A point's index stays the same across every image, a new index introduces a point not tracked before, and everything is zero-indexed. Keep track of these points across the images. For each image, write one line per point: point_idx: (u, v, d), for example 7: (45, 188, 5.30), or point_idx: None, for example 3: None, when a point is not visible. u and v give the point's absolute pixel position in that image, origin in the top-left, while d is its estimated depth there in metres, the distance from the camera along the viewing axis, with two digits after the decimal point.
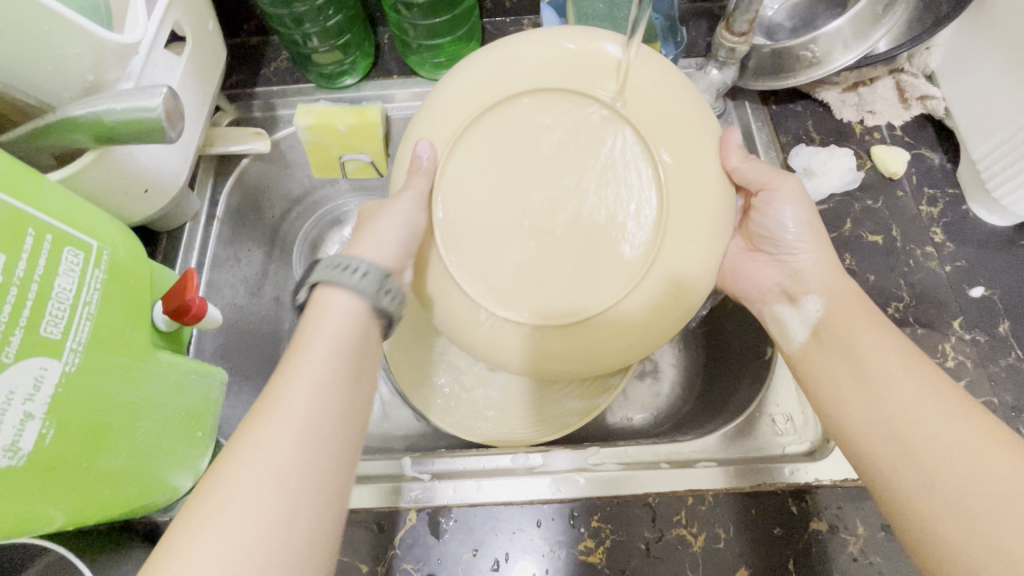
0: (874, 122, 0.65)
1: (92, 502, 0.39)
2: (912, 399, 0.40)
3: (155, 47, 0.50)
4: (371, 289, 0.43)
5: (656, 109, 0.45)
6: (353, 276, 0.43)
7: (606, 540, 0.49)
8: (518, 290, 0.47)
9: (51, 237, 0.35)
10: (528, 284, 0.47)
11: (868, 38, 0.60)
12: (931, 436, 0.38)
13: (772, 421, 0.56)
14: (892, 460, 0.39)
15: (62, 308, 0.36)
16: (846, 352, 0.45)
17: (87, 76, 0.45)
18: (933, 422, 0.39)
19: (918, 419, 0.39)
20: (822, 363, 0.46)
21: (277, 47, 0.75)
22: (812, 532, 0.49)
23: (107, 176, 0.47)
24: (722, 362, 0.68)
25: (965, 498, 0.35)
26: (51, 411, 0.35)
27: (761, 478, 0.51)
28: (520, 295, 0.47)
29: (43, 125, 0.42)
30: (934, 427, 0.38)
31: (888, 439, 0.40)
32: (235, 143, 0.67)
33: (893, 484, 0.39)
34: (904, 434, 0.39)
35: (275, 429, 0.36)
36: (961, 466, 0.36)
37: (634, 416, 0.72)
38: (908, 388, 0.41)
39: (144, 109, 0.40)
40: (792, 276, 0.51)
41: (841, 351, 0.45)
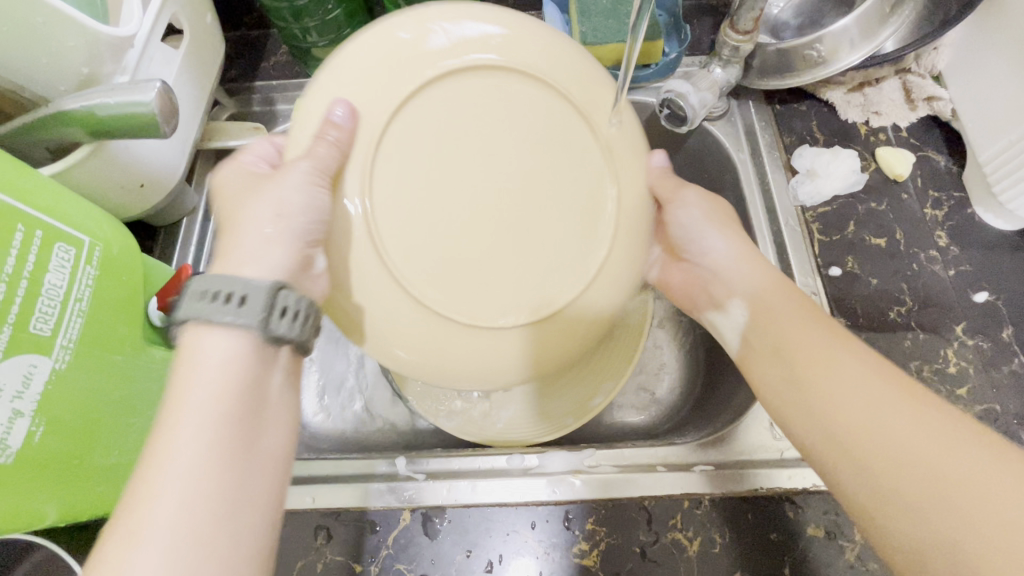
0: (880, 123, 0.64)
1: (84, 498, 0.39)
2: (854, 392, 0.38)
3: (151, 40, 0.50)
4: (256, 312, 0.34)
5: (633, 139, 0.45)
6: (222, 302, 0.34)
7: (601, 543, 0.49)
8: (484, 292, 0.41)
9: (42, 232, 0.35)
10: (490, 286, 0.41)
11: (876, 37, 0.59)
12: (877, 431, 0.36)
13: (771, 425, 0.55)
14: (842, 466, 0.37)
15: (53, 305, 0.35)
16: (777, 352, 0.43)
17: (82, 69, 0.44)
18: (871, 417, 0.37)
19: (860, 417, 0.37)
20: (759, 365, 0.44)
21: (276, 41, 0.74)
22: (809, 538, 0.49)
23: (102, 170, 0.47)
24: (721, 363, 0.67)
25: (922, 490, 0.33)
26: (41, 408, 0.35)
27: (758, 482, 0.51)
28: (485, 298, 0.41)
29: (36, 119, 0.42)
30: (874, 421, 0.36)
31: (834, 445, 0.38)
32: (233, 137, 0.67)
33: (844, 490, 0.37)
34: (850, 435, 0.37)
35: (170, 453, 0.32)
36: (911, 459, 0.34)
37: (632, 416, 0.71)
38: (850, 380, 0.38)
39: (137, 103, 0.39)
40: (715, 278, 0.50)
41: (773, 352, 0.43)
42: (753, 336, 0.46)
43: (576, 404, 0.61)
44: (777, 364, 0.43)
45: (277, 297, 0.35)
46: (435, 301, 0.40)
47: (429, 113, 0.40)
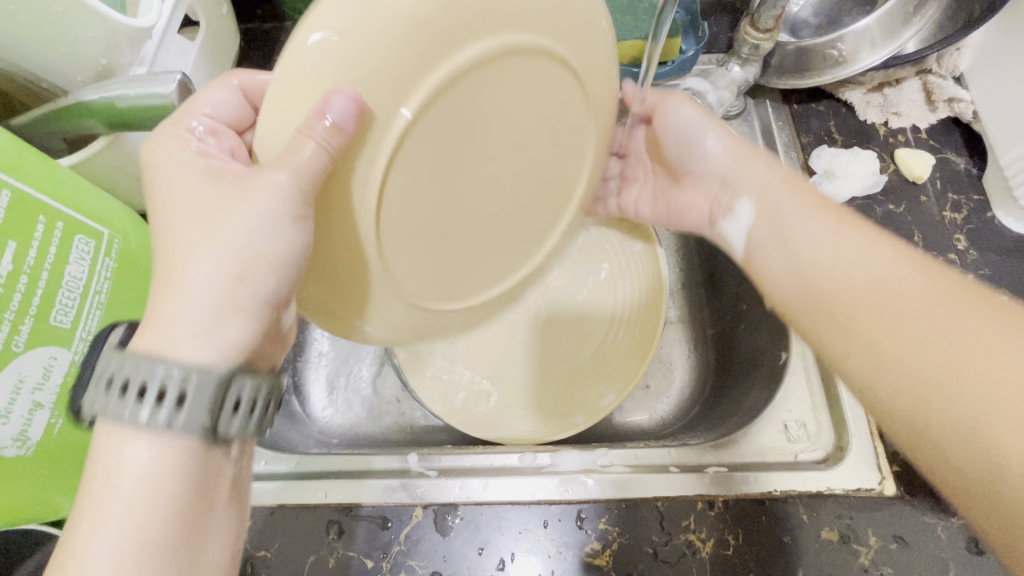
0: (899, 124, 0.63)
1: None
2: (855, 270, 0.39)
3: (168, 32, 0.49)
4: (192, 408, 0.32)
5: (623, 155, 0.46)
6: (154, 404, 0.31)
7: (613, 543, 0.49)
8: (464, 281, 0.40)
9: (62, 224, 0.35)
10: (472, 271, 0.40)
11: (898, 38, 0.59)
12: (876, 308, 0.37)
13: (785, 428, 0.55)
14: (840, 345, 0.38)
15: (72, 297, 0.35)
16: (778, 235, 0.44)
17: (100, 60, 0.44)
18: (873, 294, 0.37)
19: (860, 296, 0.38)
20: (766, 262, 0.45)
21: (290, 34, 0.74)
22: (823, 541, 0.48)
23: (118, 162, 0.46)
24: (733, 364, 0.67)
25: (927, 363, 0.33)
26: (62, 400, 0.35)
27: (772, 485, 0.50)
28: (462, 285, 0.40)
29: (55, 110, 0.42)
30: (876, 300, 0.37)
31: (830, 322, 0.39)
32: None
33: (845, 367, 0.38)
34: (845, 317, 0.38)
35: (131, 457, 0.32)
36: (916, 328, 0.34)
37: (642, 416, 0.71)
38: (862, 265, 0.39)
39: (157, 94, 0.39)
40: (722, 181, 0.50)
41: (779, 241, 0.44)
42: (758, 229, 0.46)
43: (582, 403, 0.62)
44: (786, 260, 0.43)
45: (227, 390, 0.33)
46: (419, 297, 0.37)
47: (452, 114, 0.30)
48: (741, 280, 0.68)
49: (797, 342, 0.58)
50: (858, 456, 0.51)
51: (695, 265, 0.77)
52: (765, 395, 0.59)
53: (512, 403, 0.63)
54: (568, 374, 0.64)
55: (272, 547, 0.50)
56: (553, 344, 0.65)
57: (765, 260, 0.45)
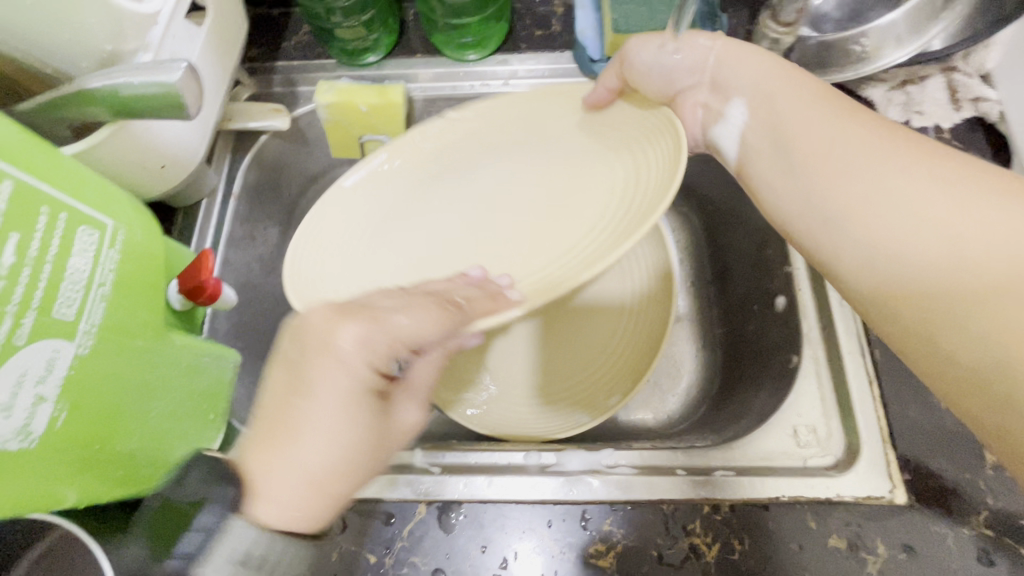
0: (921, 123, 0.60)
1: (101, 482, 0.39)
2: (843, 166, 0.44)
3: (175, 17, 0.48)
4: None
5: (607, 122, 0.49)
6: None
7: (617, 545, 0.49)
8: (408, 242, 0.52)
9: (65, 215, 0.34)
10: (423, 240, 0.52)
11: (923, 35, 0.58)
12: (877, 208, 0.41)
13: (794, 432, 0.54)
14: (835, 245, 0.44)
15: (75, 289, 0.35)
16: (777, 143, 0.48)
17: (105, 47, 0.44)
18: (866, 190, 0.42)
19: (853, 192, 0.43)
20: (762, 166, 0.49)
21: (298, 20, 0.72)
22: (830, 549, 0.47)
23: (123, 151, 0.46)
24: (741, 365, 0.66)
25: (916, 254, 0.39)
26: (64, 394, 0.34)
27: (779, 490, 0.50)
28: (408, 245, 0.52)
29: (59, 97, 0.41)
30: (870, 196, 0.42)
31: (823, 221, 0.45)
32: (253, 120, 0.66)
33: (839, 261, 0.44)
34: (841, 215, 0.43)
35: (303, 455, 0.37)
36: (917, 218, 0.39)
37: (648, 415, 0.70)
38: (845, 157, 0.44)
39: (161, 83, 0.38)
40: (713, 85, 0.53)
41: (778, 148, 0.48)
42: (753, 132, 0.50)
43: (586, 398, 0.61)
44: (780, 163, 0.48)
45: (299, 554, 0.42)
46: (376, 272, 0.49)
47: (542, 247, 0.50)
48: (750, 279, 0.67)
49: (809, 345, 0.57)
50: (869, 463, 0.50)
51: (705, 263, 0.76)
52: (773, 398, 0.58)
53: (515, 392, 0.62)
54: (576, 368, 0.63)
55: None
56: (562, 340, 0.65)
57: (759, 170, 0.50)
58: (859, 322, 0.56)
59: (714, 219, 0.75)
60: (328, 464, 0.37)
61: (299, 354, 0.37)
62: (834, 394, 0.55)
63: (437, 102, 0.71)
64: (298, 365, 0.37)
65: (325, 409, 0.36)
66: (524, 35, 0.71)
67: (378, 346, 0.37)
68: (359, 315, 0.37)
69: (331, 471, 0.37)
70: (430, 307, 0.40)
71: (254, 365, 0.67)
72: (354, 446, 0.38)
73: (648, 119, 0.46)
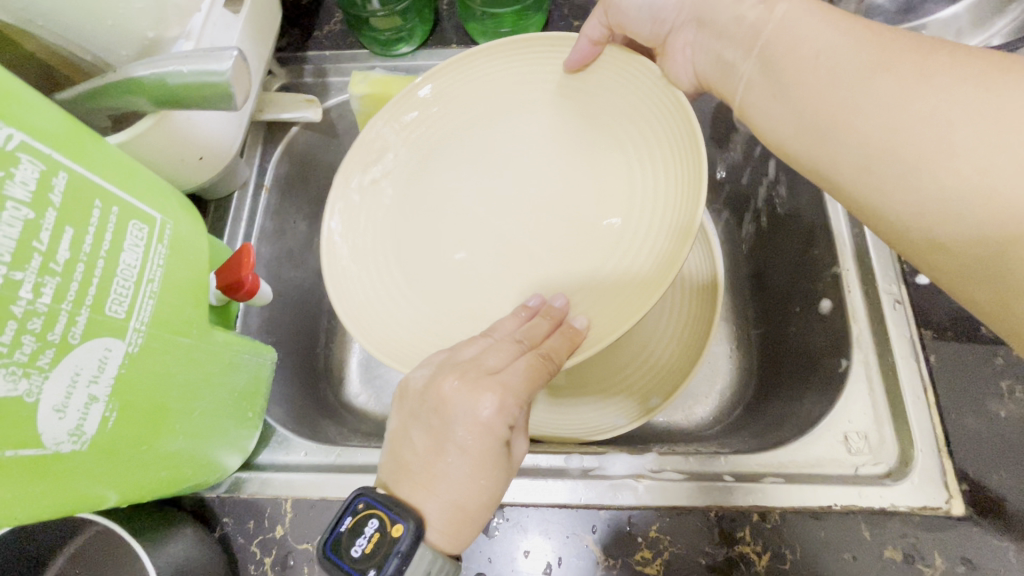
0: None
1: (148, 481, 0.39)
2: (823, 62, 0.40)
3: (215, 5, 0.47)
4: None
5: (619, 94, 0.48)
6: None
7: (664, 552, 0.47)
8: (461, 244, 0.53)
9: (117, 210, 0.33)
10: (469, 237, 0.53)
11: (987, 29, 0.56)
12: (861, 112, 0.38)
13: (844, 439, 0.52)
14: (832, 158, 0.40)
15: (127, 286, 0.34)
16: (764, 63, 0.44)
17: (147, 34, 0.43)
18: (855, 96, 0.38)
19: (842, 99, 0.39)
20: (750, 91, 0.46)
21: (330, 9, 0.71)
22: (885, 561, 0.46)
23: (164, 143, 0.45)
24: (781, 367, 0.64)
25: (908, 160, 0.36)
26: (115, 394, 0.33)
27: (830, 498, 0.48)
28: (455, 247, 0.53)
29: (102, 86, 0.40)
30: (859, 100, 0.38)
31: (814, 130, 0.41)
32: (286, 110, 0.64)
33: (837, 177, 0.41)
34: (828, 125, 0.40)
35: (438, 495, 0.39)
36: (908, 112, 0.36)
37: (683, 417, 0.69)
38: (827, 64, 0.40)
39: (210, 71, 0.37)
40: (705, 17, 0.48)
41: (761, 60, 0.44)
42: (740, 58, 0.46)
43: (623, 397, 0.60)
44: (771, 85, 0.44)
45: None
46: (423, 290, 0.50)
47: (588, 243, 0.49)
48: (791, 280, 0.66)
49: (859, 349, 0.55)
50: (924, 473, 0.49)
51: (740, 263, 0.74)
52: (817, 403, 0.57)
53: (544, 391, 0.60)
54: (613, 369, 0.62)
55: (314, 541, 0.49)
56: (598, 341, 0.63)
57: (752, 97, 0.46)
58: (912, 326, 0.54)
59: (750, 217, 0.73)
60: (469, 500, 0.39)
61: (434, 415, 0.40)
62: (887, 400, 0.53)
63: None
64: (439, 416, 0.39)
65: (464, 457, 0.39)
66: (562, 25, 0.69)
67: (512, 408, 0.39)
68: (488, 383, 0.39)
69: (471, 504, 0.39)
70: (532, 362, 0.40)
71: (284, 360, 0.66)
72: (489, 484, 0.40)
73: (668, 97, 0.45)
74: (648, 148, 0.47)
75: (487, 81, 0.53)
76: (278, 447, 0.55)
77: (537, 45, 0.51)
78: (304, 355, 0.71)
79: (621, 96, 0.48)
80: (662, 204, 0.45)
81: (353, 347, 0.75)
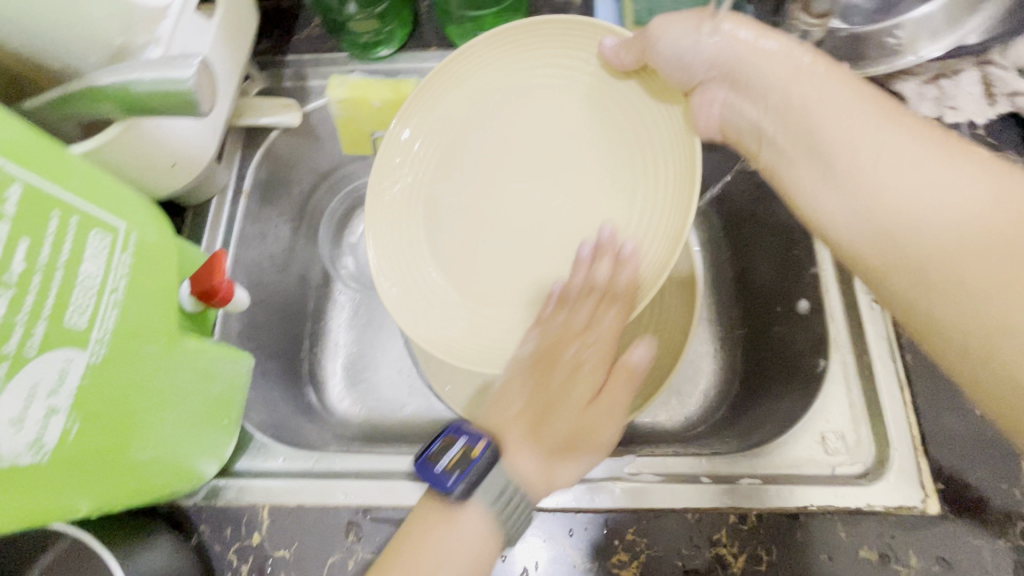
0: (955, 118, 0.58)
1: (119, 491, 0.38)
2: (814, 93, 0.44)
3: (185, 11, 0.47)
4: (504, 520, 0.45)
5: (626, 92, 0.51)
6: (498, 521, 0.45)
7: (641, 554, 0.47)
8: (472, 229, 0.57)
9: (77, 219, 0.33)
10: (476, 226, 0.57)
11: (959, 28, 0.57)
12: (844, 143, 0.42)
13: (821, 440, 0.52)
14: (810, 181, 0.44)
15: (88, 295, 0.33)
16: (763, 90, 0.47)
17: (116, 40, 0.42)
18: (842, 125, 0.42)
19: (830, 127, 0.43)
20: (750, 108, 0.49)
21: (310, 13, 0.71)
22: (859, 561, 0.46)
23: (135, 149, 0.44)
24: (764, 367, 0.64)
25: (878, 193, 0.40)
26: (77, 404, 0.33)
27: (807, 499, 0.48)
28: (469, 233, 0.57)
29: (69, 94, 0.39)
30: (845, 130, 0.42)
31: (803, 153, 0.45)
32: (264, 115, 0.65)
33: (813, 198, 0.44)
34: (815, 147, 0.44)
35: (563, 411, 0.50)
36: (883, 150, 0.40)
37: (666, 417, 0.69)
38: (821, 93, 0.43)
39: (174, 79, 0.36)
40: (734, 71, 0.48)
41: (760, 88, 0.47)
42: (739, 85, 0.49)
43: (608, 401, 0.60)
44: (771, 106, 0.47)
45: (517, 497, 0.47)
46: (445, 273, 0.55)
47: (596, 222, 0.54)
48: (774, 279, 0.66)
49: (837, 349, 0.55)
50: (900, 472, 0.49)
51: (724, 263, 0.74)
52: (796, 403, 0.57)
53: None
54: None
55: (291, 547, 0.49)
56: None
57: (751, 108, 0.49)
58: (889, 325, 0.54)
59: (734, 217, 0.73)
60: (575, 427, 0.50)
61: (563, 356, 0.52)
62: (863, 400, 0.53)
63: None
64: (553, 359, 0.53)
65: (586, 386, 0.51)
66: None
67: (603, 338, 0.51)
68: (584, 337, 0.51)
69: (561, 433, 0.49)
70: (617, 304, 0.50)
71: (266, 365, 0.66)
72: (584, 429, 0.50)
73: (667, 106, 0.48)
74: (649, 160, 0.50)
75: (499, 67, 0.54)
76: (256, 454, 0.55)
77: (567, 31, 0.50)
78: (288, 359, 0.71)
79: (625, 101, 0.51)
80: (657, 206, 0.49)
81: (337, 351, 0.75)
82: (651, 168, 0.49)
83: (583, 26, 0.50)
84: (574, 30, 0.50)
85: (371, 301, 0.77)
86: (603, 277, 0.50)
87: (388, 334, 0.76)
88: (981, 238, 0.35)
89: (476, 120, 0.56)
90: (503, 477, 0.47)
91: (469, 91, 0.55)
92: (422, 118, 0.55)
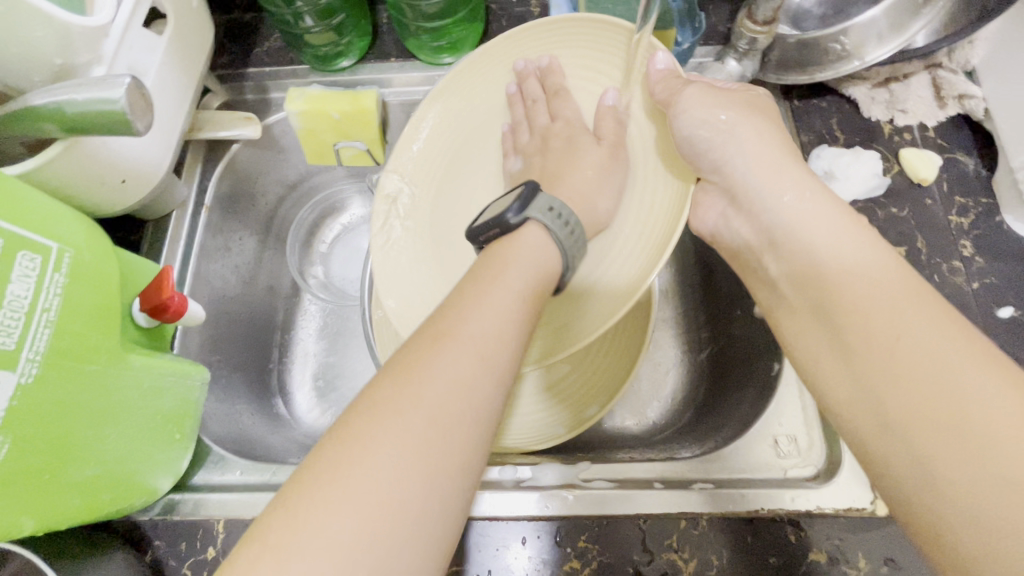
0: (905, 121, 0.60)
1: (61, 511, 0.38)
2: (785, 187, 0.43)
3: (130, 28, 0.47)
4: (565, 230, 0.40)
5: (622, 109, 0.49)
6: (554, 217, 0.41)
7: (593, 561, 0.48)
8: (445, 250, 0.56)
9: (3, 241, 0.34)
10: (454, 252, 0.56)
11: (906, 32, 0.56)
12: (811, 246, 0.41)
13: (775, 443, 0.53)
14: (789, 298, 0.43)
15: (15, 317, 0.34)
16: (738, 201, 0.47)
17: (55, 61, 0.42)
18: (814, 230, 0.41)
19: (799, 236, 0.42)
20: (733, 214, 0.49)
21: (270, 26, 0.71)
22: (809, 563, 0.46)
23: (80, 167, 0.45)
24: (726, 371, 0.65)
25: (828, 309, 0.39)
26: (6, 426, 0.33)
27: (759, 503, 0.49)
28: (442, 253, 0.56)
29: (5, 115, 0.40)
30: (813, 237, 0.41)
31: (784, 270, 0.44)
32: (223, 128, 0.64)
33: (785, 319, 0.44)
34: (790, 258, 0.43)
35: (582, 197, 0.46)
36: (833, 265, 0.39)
37: (633, 421, 0.69)
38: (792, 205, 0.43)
39: (105, 99, 0.37)
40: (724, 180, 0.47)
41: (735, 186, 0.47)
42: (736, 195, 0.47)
43: (569, 414, 0.60)
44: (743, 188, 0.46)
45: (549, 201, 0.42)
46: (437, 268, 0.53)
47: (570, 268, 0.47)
48: (734, 282, 0.66)
49: None
50: (850, 474, 0.49)
51: (688, 267, 0.74)
52: (754, 406, 0.57)
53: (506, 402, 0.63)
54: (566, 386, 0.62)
55: None
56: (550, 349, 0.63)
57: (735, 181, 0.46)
58: None
59: None
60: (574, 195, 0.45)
61: (555, 141, 0.51)
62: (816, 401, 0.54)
63: (413, 106, 0.70)
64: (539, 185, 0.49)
65: (585, 141, 0.48)
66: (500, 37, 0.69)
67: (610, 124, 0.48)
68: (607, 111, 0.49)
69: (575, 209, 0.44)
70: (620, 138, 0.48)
71: (230, 379, 0.66)
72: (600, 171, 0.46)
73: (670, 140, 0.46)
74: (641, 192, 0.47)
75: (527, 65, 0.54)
76: (214, 467, 0.55)
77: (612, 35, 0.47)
78: (255, 369, 0.71)
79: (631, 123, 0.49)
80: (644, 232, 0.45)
81: (307, 360, 0.75)
82: (624, 184, 0.47)
83: (609, 28, 0.47)
84: (600, 34, 0.48)
85: (340, 310, 0.78)
86: (536, 95, 0.53)
87: (355, 346, 0.76)
88: (869, 302, 0.36)
89: (492, 122, 0.57)
90: (551, 198, 0.41)
91: (495, 91, 0.57)
92: (443, 104, 0.56)
